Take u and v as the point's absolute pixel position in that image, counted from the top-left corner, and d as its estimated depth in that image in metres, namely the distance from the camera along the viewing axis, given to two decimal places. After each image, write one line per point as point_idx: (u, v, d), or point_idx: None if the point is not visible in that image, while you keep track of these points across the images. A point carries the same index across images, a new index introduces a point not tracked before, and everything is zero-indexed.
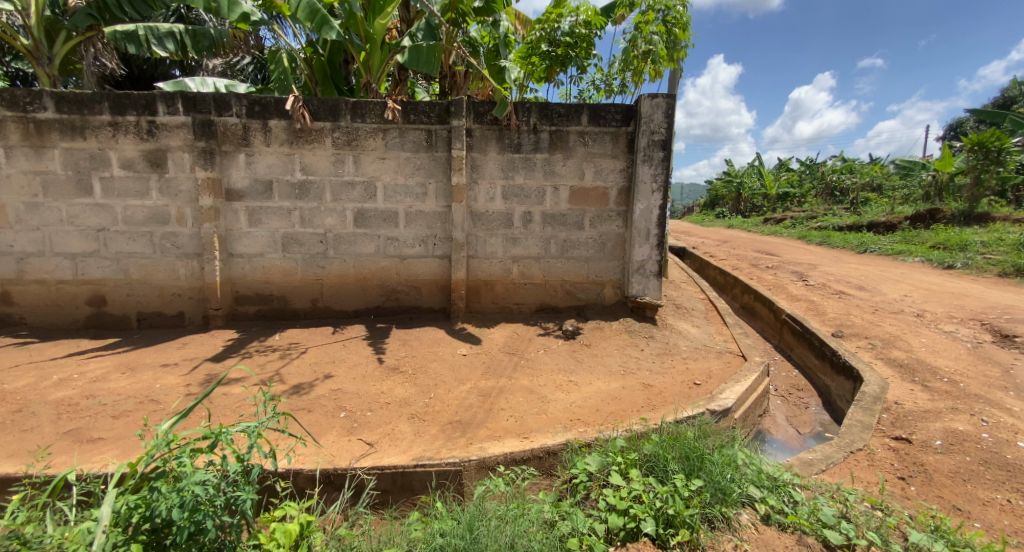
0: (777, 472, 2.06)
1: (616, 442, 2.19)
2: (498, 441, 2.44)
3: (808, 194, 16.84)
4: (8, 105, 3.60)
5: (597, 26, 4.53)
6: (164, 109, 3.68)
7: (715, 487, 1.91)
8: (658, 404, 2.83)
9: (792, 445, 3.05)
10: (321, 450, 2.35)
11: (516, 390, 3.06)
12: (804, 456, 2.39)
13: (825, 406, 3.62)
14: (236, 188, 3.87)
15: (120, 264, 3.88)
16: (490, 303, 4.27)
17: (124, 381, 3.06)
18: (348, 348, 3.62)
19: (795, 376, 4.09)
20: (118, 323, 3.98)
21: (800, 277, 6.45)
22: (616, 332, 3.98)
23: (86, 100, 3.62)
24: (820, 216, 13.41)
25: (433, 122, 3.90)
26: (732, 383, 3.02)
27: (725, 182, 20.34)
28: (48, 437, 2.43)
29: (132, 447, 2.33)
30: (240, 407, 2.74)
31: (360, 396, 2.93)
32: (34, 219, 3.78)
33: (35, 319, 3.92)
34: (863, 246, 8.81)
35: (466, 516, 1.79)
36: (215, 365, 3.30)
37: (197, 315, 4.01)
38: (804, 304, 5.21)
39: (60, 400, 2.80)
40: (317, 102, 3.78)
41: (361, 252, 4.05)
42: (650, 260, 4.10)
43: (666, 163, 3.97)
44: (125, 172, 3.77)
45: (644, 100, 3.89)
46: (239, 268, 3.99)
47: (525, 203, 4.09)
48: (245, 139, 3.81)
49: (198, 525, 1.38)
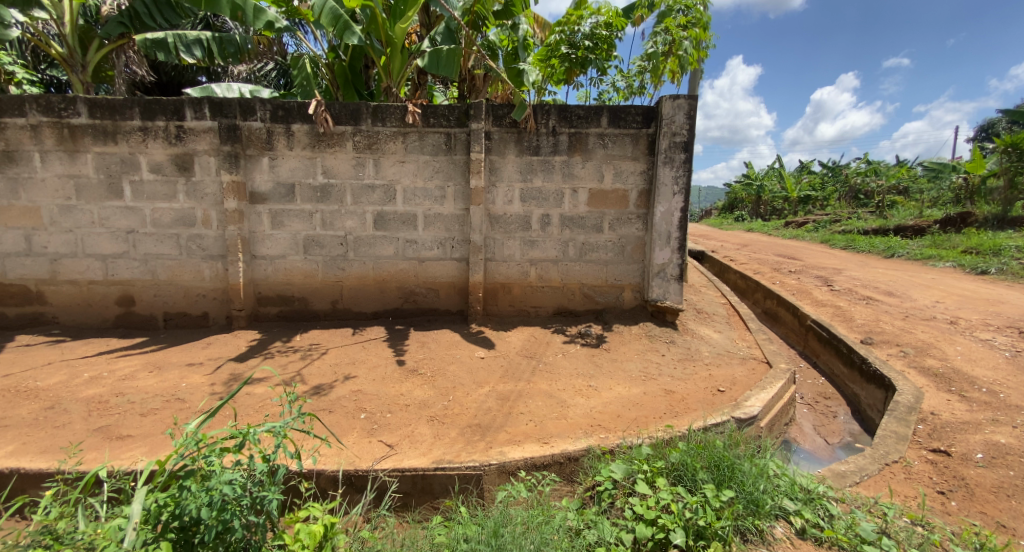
0: (811, 484, 1.99)
1: (641, 449, 2.16)
2: (518, 445, 2.42)
3: (831, 197, 16.48)
4: (44, 111, 3.72)
5: (618, 27, 4.51)
6: (191, 114, 3.77)
7: (748, 499, 1.87)
8: (681, 411, 2.78)
9: (821, 455, 2.96)
10: (344, 451, 2.36)
11: (535, 394, 3.03)
12: (837, 467, 2.32)
13: (854, 416, 3.50)
14: (259, 191, 3.94)
15: (148, 265, 3.98)
16: (508, 306, 4.25)
17: (152, 380, 3.12)
18: (367, 350, 3.64)
19: (822, 384, 3.97)
20: (145, 323, 4.08)
21: (825, 282, 6.31)
22: (636, 337, 3.93)
23: (118, 106, 3.73)
24: (844, 219, 13.11)
25: (452, 125, 3.92)
26: (757, 391, 2.95)
27: (744, 185, 20.05)
28: (79, 434, 2.48)
29: (161, 445, 2.38)
30: (264, 407, 2.77)
31: (380, 398, 2.95)
32: (67, 221, 3.90)
33: (67, 318, 4.04)
34: (890, 250, 8.59)
35: (491, 521, 1.78)
36: (239, 365, 3.35)
37: (221, 315, 4.08)
38: (830, 310, 5.08)
39: (91, 398, 2.87)
40: (339, 106, 3.82)
41: (381, 254, 4.08)
42: (671, 263, 4.04)
43: (688, 165, 3.91)
44: (154, 175, 3.86)
45: (665, 101, 3.84)
46: (262, 270, 4.05)
47: (543, 206, 4.07)
48: (269, 143, 3.87)
49: (225, 524, 1.40)
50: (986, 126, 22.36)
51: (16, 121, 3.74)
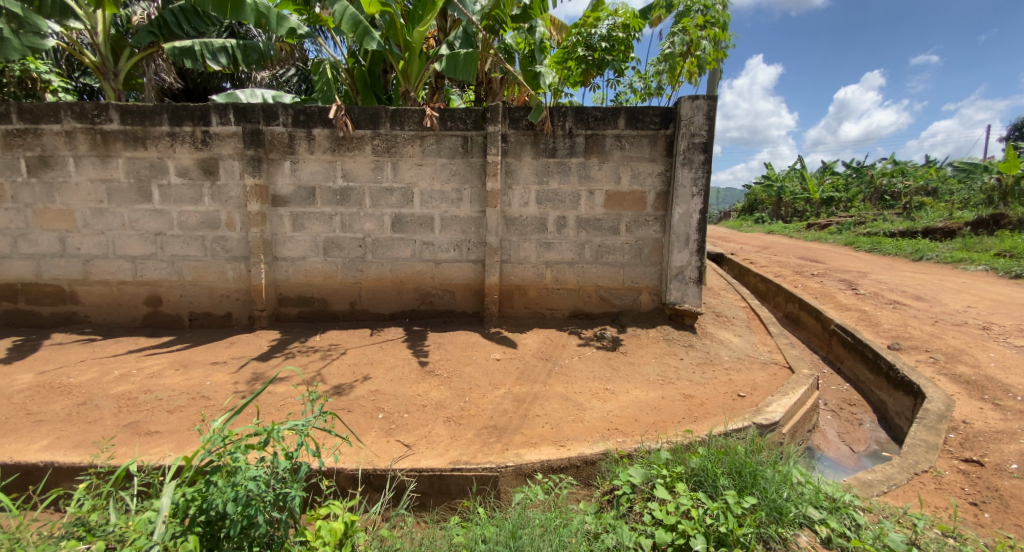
0: (836, 492, 1.94)
1: (660, 454, 2.14)
2: (534, 448, 2.42)
3: (855, 198, 16.10)
4: (79, 118, 3.87)
5: (635, 28, 4.52)
6: (217, 119, 3.87)
7: (771, 506, 1.84)
8: (700, 416, 2.75)
9: (845, 463, 2.88)
10: (363, 450, 2.39)
11: (551, 396, 3.03)
12: (863, 476, 2.26)
13: (881, 423, 3.41)
14: (281, 194, 4.02)
15: (175, 266, 4.09)
16: (524, 308, 4.25)
17: (178, 378, 3.21)
18: (385, 350, 3.68)
19: (846, 390, 3.88)
20: (171, 322, 4.19)
21: (849, 285, 6.15)
22: (653, 340, 3.90)
23: (148, 112, 3.85)
24: (869, 221, 12.79)
25: (469, 128, 3.95)
26: (779, 396, 2.90)
27: (765, 186, 19.71)
28: (110, 429, 2.56)
29: (187, 441, 2.44)
30: (286, 406, 2.82)
31: (397, 398, 2.98)
32: (99, 224, 4.03)
33: (98, 317, 4.18)
34: (918, 253, 8.35)
35: (509, 522, 1.79)
36: (261, 365, 3.42)
37: (243, 315, 4.18)
38: (855, 314, 4.95)
39: (121, 394, 2.96)
40: (358, 110, 3.89)
41: (398, 256, 4.13)
42: (690, 266, 3.99)
43: (706, 166, 3.86)
44: (181, 179, 3.97)
45: (684, 101, 3.80)
46: (283, 271, 4.13)
47: (559, 208, 4.06)
48: (290, 147, 3.95)
49: (250, 519, 1.43)
50: (1019, 126, 21.62)
51: (52, 128, 3.88)
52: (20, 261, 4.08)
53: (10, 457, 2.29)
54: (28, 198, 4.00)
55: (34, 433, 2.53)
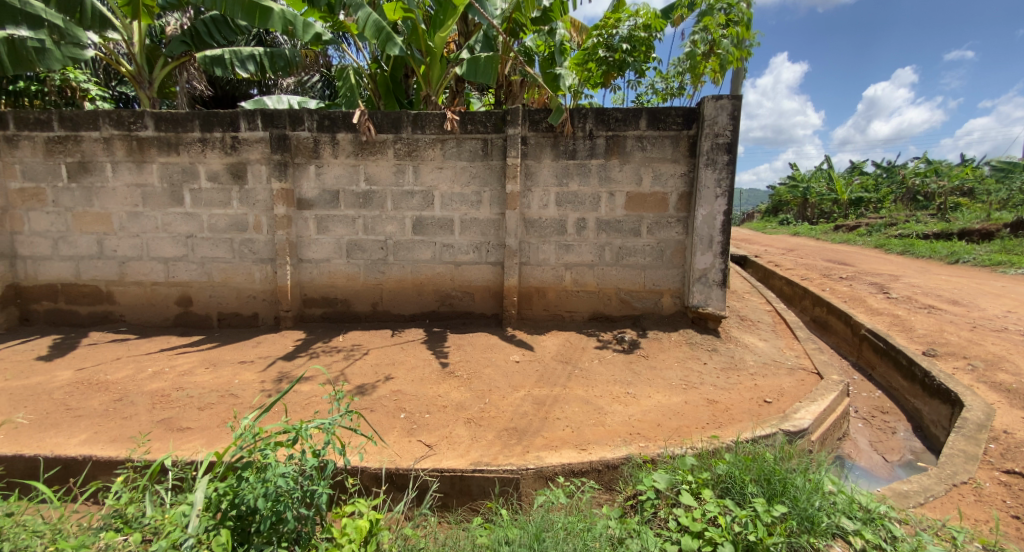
0: (871, 503, 1.88)
1: (685, 459, 2.11)
2: (555, 451, 2.41)
3: (886, 198, 15.59)
4: (116, 125, 4.02)
5: (656, 28, 4.48)
6: (245, 125, 3.97)
7: (802, 515, 1.80)
8: (725, 422, 2.70)
9: (878, 473, 2.78)
10: (386, 449, 2.42)
11: (572, 399, 3.01)
12: (898, 487, 2.19)
13: (916, 432, 3.28)
14: (306, 197, 4.11)
15: (205, 268, 4.22)
16: (543, 311, 4.24)
17: (208, 376, 3.30)
18: (406, 351, 3.72)
19: (878, 397, 3.75)
20: (201, 322, 4.32)
21: (880, 289, 5.96)
22: (675, 344, 3.85)
23: (180, 119, 3.99)
24: (900, 223, 12.38)
25: (489, 131, 3.96)
26: (807, 403, 2.83)
27: (790, 187, 19.26)
28: (144, 425, 2.66)
29: (218, 438, 2.51)
30: (311, 404, 2.88)
31: (418, 398, 3.01)
32: (134, 227, 4.18)
33: (133, 317, 4.33)
34: (954, 256, 8.04)
35: (533, 525, 1.79)
36: (287, 364, 3.49)
37: (269, 316, 4.28)
38: (887, 319, 4.79)
39: (154, 391, 3.07)
40: (381, 115, 3.96)
41: (419, 258, 4.17)
42: (713, 268, 3.93)
43: (731, 167, 3.80)
44: (211, 184, 4.09)
45: (708, 101, 3.75)
46: (307, 273, 4.22)
47: (579, 209, 4.05)
48: (315, 152, 4.04)
49: (279, 515, 1.48)
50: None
51: (91, 135, 4.06)
52: (60, 262, 4.26)
53: (52, 450, 2.39)
54: (68, 202, 4.17)
55: (74, 427, 2.64)
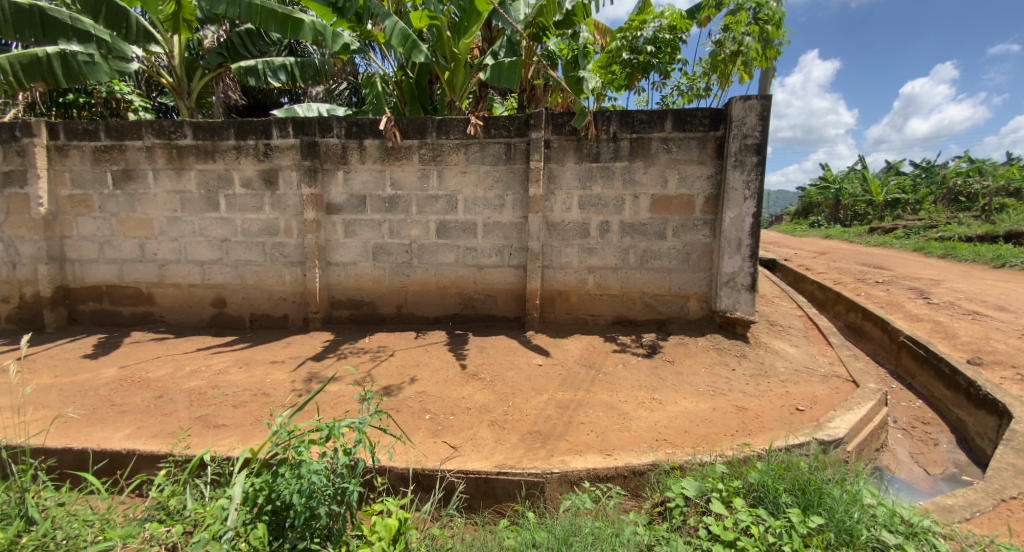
0: (914, 517, 1.80)
1: (715, 467, 2.08)
2: (580, 455, 2.40)
3: (925, 200, 14.97)
4: (157, 134, 4.21)
5: (682, 29, 4.42)
6: (277, 133, 4.10)
7: (840, 527, 1.74)
8: (755, 430, 2.64)
9: (919, 486, 2.66)
10: (413, 450, 2.46)
11: (596, 404, 2.99)
12: (941, 501, 2.11)
13: (959, 445, 3.14)
14: (335, 202, 4.21)
15: (238, 271, 4.36)
16: (565, 314, 4.23)
17: (242, 375, 3.41)
18: (430, 353, 3.76)
19: (919, 407, 3.59)
20: (234, 322, 4.46)
21: (920, 294, 5.72)
22: (702, 349, 3.78)
23: (217, 128, 4.14)
24: (941, 225, 11.86)
25: (513, 136, 3.98)
26: (843, 412, 2.74)
27: (822, 188, 18.70)
28: (183, 421, 2.76)
29: (252, 435, 2.59)
30: (341, 404, 2.94)
31: (443, 400, 3.04)
32: (173, 231, 4.36)
33: (171, 317, 4.50)
34: (1001, 259, 7.66)
35: (560, 529, 1.79)
36: (316, 365, 3.57)
37: (299, 317, 4.39)
38: (927, 326, 4.60)
39: (192, 389, 3.19)
40: (407, 121, 4.03)
41: (443, 261, 4.22)
42: (742, 272, 3.84)
43: (760, 168, 3.72)
44: (245, 190, 4.24)
45: (735, 102, 3.69)
46: (335, 275, 4.31)
47: (602, 212, 4.03)
48: (343, 158, 4.13)
49: (313, 510, 1.52)
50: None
51: (135, 144, 4.25)
52: (105, 265, 4.47)
53: (98, 444, 2.50)
54: (113, 208, 4.38)
55: (119, 422, 2.76)
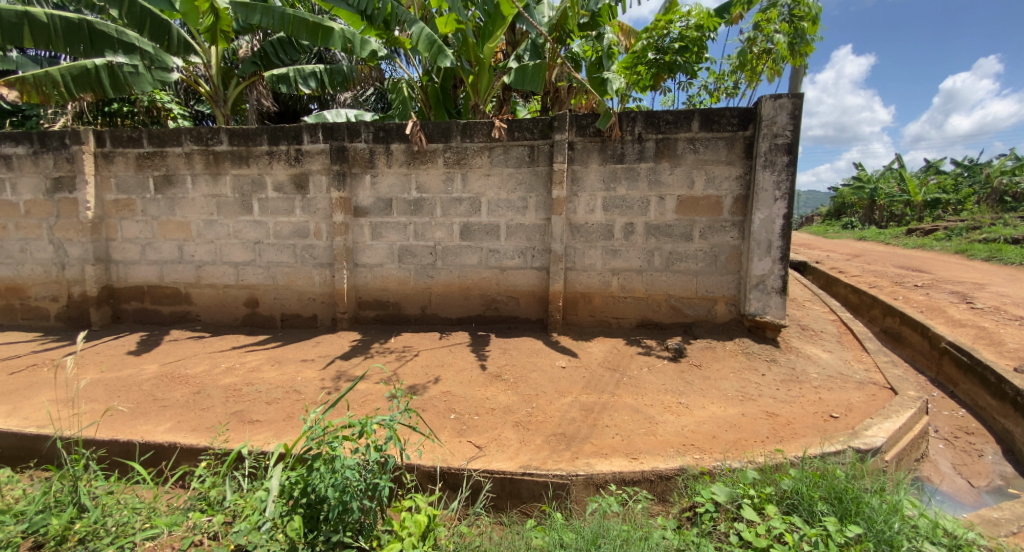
0: (958, 529, 1.75)
1: (746, 473, 2.04)
2: (605, 458, 2.39)
3: (967, 200, 14.31)
4: (196, 141, 4.38)
5: (710, 28, 4.35)
6: (308, 138, 4.22)
7: (879, 538, 1.70)
8: (786, 436, 2.58)
9: (962, 498, 2.56)
10: (439, 448, 2.49)
11: (621, 407, 2.98)
12: (987, 514, 2.03)
13: (1006, 456, 3.01)
14: (362, 205, 4.30)
15: (270, 272, 4.49)
16: (589, 316, 4.21)
17: (274, 373, 3.52)
18: (454, 353, 3.80)
19: (962, 417, 3.44)
20: (266, 322, 4.60)
21: (963, 299, 5.47)
22: (730, 353, 3.71)
23: (251, 134, 4.29)
24: (985, 227, 11.33)
25: (536, 138, 4.00)
26: (880, 420, 2.65)
27: (856, 188, 18.08)
28: (221, 416, 2.87)
29: (284, 430, 2.67)
30: (368, 402, 3.00)
31: (467, 400, 3.07)
32: (209, 234, 4.53)
33: (207, 317, 4.68)
34: None
35: (588, 530, 1.80)
36: (344, 364, 3.65)
37: (327, 317, 4.49)
38: (971, 332, 4.39)
39: (228, 386, 3.31)
40: (432, 125, 4.09)
41: (466, 263, 4.26)
42: (771, 275, 3.76)
43: (791, 169, 3.63)
44: (277, 194, 4.37)
45: (765, 101, 3.62)
46: (362, 277, 4.40)
47: (627, 214, 4.00)
48: (371, 162, 4.22)
49: (346, 504, 1.56)
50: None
51: (175, 151, 4.44)
52: (146, 266, 4.67)
53: (143, 437, 2.62)
54: (155, 211, 4.57)
55: (161, 416, 2.89)
